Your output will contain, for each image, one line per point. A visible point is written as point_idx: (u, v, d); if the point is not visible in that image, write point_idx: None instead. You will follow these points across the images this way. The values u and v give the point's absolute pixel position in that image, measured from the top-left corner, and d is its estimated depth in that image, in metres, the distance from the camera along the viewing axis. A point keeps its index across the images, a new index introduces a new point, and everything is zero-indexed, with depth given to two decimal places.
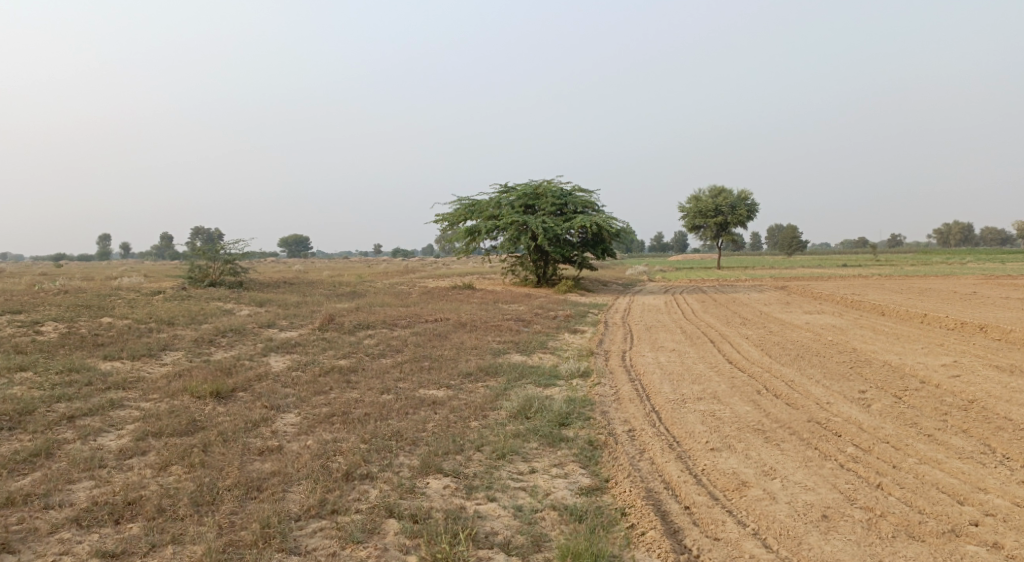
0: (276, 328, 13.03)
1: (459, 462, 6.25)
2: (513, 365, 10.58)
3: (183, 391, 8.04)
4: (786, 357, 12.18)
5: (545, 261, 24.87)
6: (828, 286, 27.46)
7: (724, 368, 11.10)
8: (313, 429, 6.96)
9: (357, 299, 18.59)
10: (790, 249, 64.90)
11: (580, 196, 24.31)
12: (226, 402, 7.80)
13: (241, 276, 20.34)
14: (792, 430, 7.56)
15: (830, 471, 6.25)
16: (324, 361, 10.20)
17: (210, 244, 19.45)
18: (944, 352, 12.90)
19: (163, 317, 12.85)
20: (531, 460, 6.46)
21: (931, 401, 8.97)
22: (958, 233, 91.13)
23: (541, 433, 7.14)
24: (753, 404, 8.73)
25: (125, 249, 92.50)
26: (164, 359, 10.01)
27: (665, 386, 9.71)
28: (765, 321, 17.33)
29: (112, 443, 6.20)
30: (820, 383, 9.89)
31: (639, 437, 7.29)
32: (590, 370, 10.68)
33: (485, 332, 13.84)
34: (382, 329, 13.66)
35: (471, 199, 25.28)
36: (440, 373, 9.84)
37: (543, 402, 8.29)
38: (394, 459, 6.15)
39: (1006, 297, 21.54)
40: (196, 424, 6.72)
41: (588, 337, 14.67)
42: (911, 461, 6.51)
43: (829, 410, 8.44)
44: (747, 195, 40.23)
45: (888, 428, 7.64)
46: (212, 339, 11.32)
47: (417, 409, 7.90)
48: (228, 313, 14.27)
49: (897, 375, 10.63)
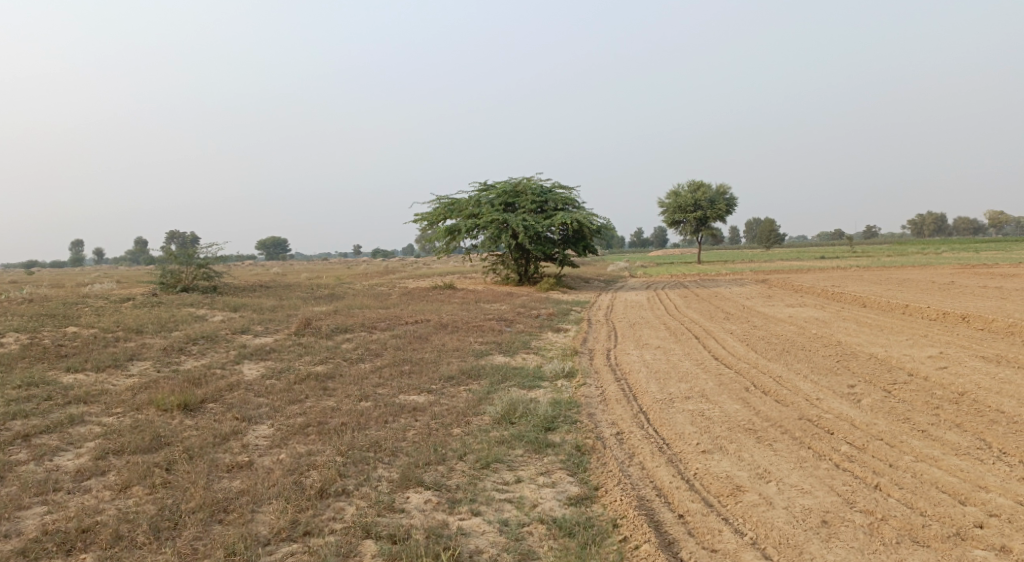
0: (251, 334, 12.62)
1: (440, 474, 5.94)
2: (496, 367, 10.29)
3: (149, 404, 7.64)
4: (773, 352, 12.01)
5: (526, 259, 24.59)
6: (808, 279, 27.48)
7: (710, 365, 10.90)
8: (287, 442, 6.61)
9: (335, 301, 18.17)
10: (767, 242, 65.29)
11: (560, 193, 24.07)
12: (195, 415, 7.42)
13: (215, 280, 19.82)
14: (784, 429, 7.34)
15: (826, 472, 6.04)
16: (300, 368, 9.84)
17: (182, 248, 18.92)
18: (929, 343, 12.81)
19: (131, 325, 12.38)
20: (516, 469, 6.18)
21: (921, 394, 8.82)
22: (931, 223, 92.36)
23: (526, 439, 6.85)
24: (742, 402, 8.52)
25: (99, 255, 90.66)
26: (132, 370, 9.57)
27: (652, 385, 9.47)
28: (748, 316, 17.20)
29: (69, 464, 5.82)
30: (809, 379, 9.71)
31: (628, 441, 7.03)
32: (575, 370, 10.41)
33: (467, 333, 13.53)
34: (361, 332, 13.30)
35: (450, 197, 24.92)
36: (421, 377, 9.52)
37: (528, 405, 8.00)
38: (371, 472, 5.83)
39: (983, 285, 21.65)
40: (160, 440, 6.35)
41: (571, 335, 14.43)
42: (908, 459, 6.32)
43: (820, 407, 8.25)
44: (726, 189, 40.28)
45: (882, 424, 7.46)
46: (183, 348, 10.89)
47: (397, 417, 7.57)
48: (201, 319, 13.80)
49: (884, 368, 10.50)
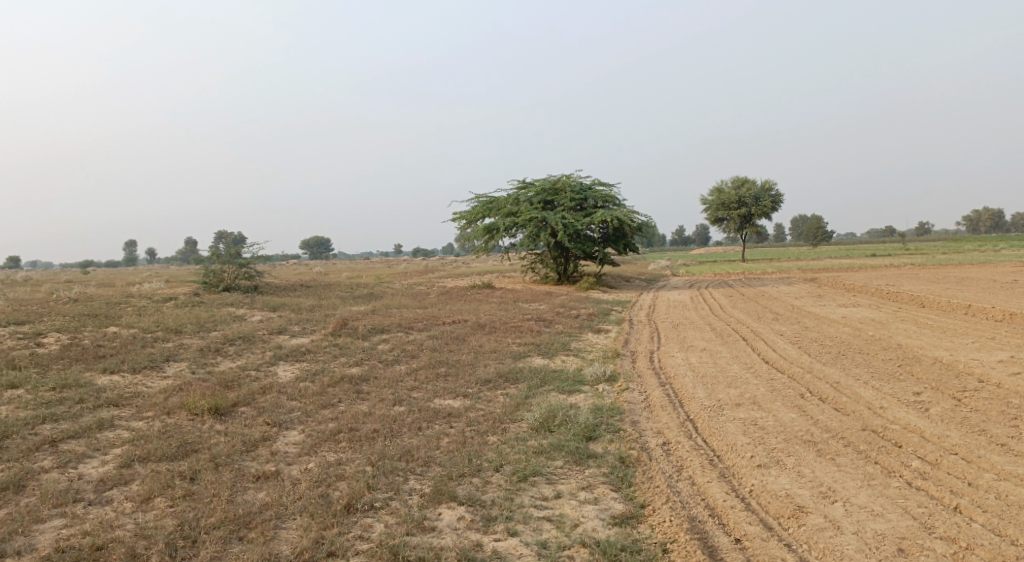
0: (287, 334, 12.47)
1: (475, 488, 5.60)
2: (534, 369, 9.89)
3: (180, 408, 7.46)
4: (827, 355, 11.36)
5: (566, 257, 24.13)
6: (858, 277, 26.36)
7: (761, 369, 10.32)
8: (316, 449, 6.34)
9: (373, 301, 18.00)
10: (815, 240, 63.28)
11: (600, 190, 23.55)
12: (226, 420, 7.21)
13: (256, 280, 19.86)
14: (847, 442, 6.79)
15: (897, 492, 5.49)
16: (334, 370, 9.59)
17: (225, 246, 18.99)
18: (997, 346, 11.97)
19: (170, 325, 12.34)
20: (556, 482, 5.78)
21: (996, 403, 8.12)
22: (988, 219, 88.66)
23: (567, 450, 6.44)
24: (798, 411, 7.96)
25: (151, 256, 93.35)
26: (167, 371, 9.46)
27: (699, 391, 8.95)
28: (798, 316, 16.46)
29: (93, 472, 5.66)
30: (870, 385, 9.07)
31: (676, 453, 6.57)
32: (617, 373, 9.95)
33: (505, 333, 13.18)
34: (398, 332, 13.05)
35: (489, 196, 24.61)
36: (457, 380, 9.18)
37: (568, 412, 7.58)
38: (402, 484, 5.53)
39: None
40: (187, 447, 6.16)
41: (612, 336, 13.95)
42: (989, 477, 5.72)
43: (884, 417, 7.65)
44: (771, 185, 39.12)
45: (955, 437, 6.84)
46: (219, 348, 10.76)
47: (431, 423, 7.25)
48: (239, 319, 13.74)
49: (952, 374, 9.77)
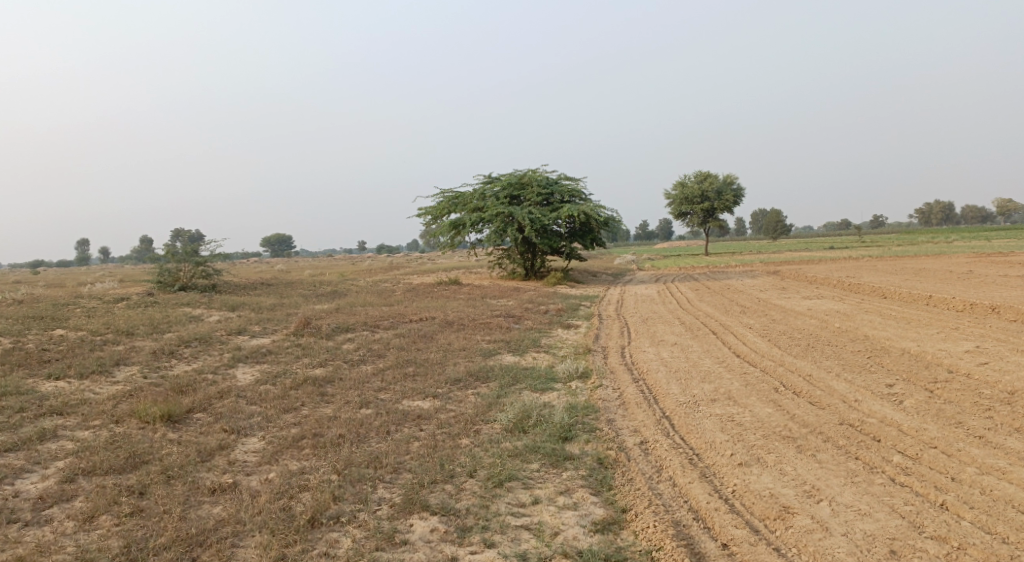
0: (247, 335, 11.97)
1: (449, 495, 5.33)
2: (505, 367, 9.61)
3: (130, 416, 6.99)
4: (797, 348, 11.32)
5: (533, 253, 23.89)
6: (820, 270, 26.67)
7: (733, 363, 10.21)
8: (277, 458, 5.97)
9: (337, 299, 17.52)
10: (775, 234, 64.22)
11: (566, 184, 23.37)
12: (180, 428, 6.78)
13: (214, 278, 19.18)
14: (826, 437, 6.66)
15: (882, 489, 5.37)
16: (297, 372, 9.17)
17: (181, 245, 18.29)
18: (962, 336, 12.08)
19: (122, 327, 11.74)
20: (533, 487, 5.53)
21: (968, 394, 8.11)
22: (939, 213, 91.01)
23: (542, 452, 6.18)
24: (775, 406, 7.82)
25: (105, 256, 90.44)
26: (117, 376, 8.93)
27: (674, 387, 8.78)
28: (765, 309, 16.49)
29: (31, 489, 5.24)
30: (842, 378, 9.00)
31: (654, 452, 6.37)
32: (590, 370, 9.72)
33: (474, 330, 12.88)
34: (363, 331, 12.64)
35: (454, 191, 24.23)
36: (426, 380, 8.85)
37: (542, 412, 7.32)
38: (370, 494, 5.21)
39: (1005, 275, 20.82)
40: (136, 458, 5.75)
41: (582, 332, 13.75)
42: (972, 472, 5.63)
43: (860, 410, 7.56)
44: (733, 180, 39.52)
45: (932, 430, 6.76)
46: (174, 351, 10.23)
47: (400, 426, 6.92)
48: (196, 320, 13.17)
49: (921, 365, 9.77)
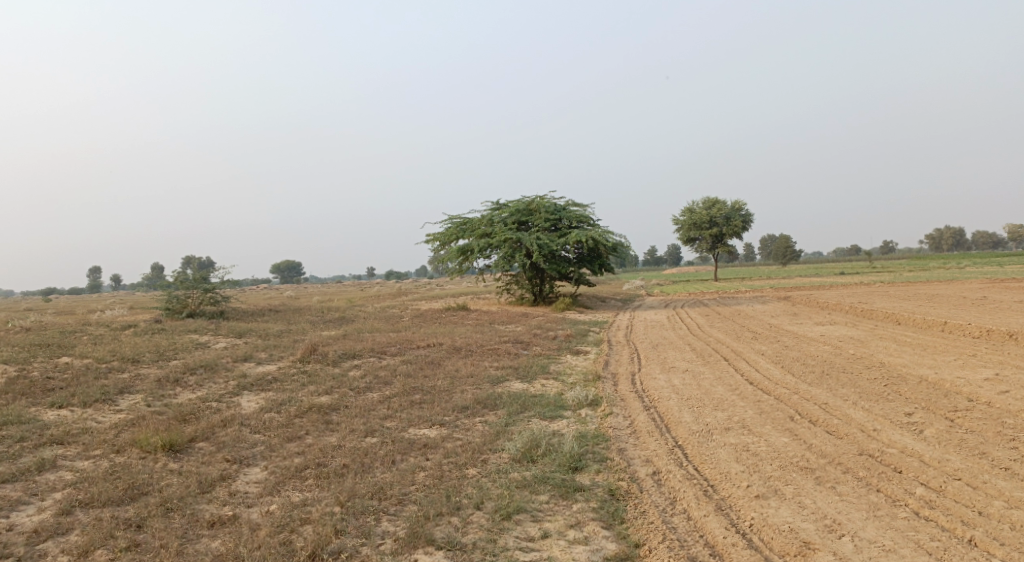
0: (253, 362, 11.84)
1: (455, 529, 5.17)
2: (514, 395, 9.44)
3: (131, 445, 6.86)
4: (811, 375, 11.09)
5: (542, 278, 23.78)
6: (832, 295, 26.39)
7: (746, 390, 9.99)
8: (279, 489, 5.81)
9: (345, 325, 17.41)
10: (785, 259, 63.86)
11: (575, 210, 23.31)
12: (181, 458, 6.64)
13: (222, 305, 19.12)
14: (845, 468, 6.44)
15: (906, 523, 5.17)
16: (303, 399, 9.03)
17: (189, 271, 18.29)
18: (980, 364, 11.81)
19: (128, 354, 11.65)
20: (542, 520, 5.36)
21: (990, 424, 7.86)
22: (950, 239, 90.49)
23: (552, 482, 6.00)
24: (790, 435, 7.61)
25: (117, 282, 90.95)
26: (121, 404, 8.81)
27: (686, 415, 8.58)
28: (777, 335, 16.25)
29: (27, 522, 5.14)
30: (859, 406, 8.77)
31: (668, 483, 6.17)
32: (600, 397, 9.53)
33: (482, 357, 12.72)
34: (370, 358, 12.50)
35: (462, 217, 24.21)
36: (433, 408, 8.69)
37: (551, 441, 7.13)
38: (373, 527, 5.12)
39: (1020, 301, 20.50)
40: (135, 490, 5.62)
41: (592, 358, 13.56)
42: (999, 505, 5.41)
43: (879, 440, 7.33)
44: (742, 206, 39.41)
45: (955, 461, 6.53)
46: (179, 378, 10.11)
47: (406, 455, 6.75)
48: (202, 347, 13.07)
49: (940, 393, 9.52)
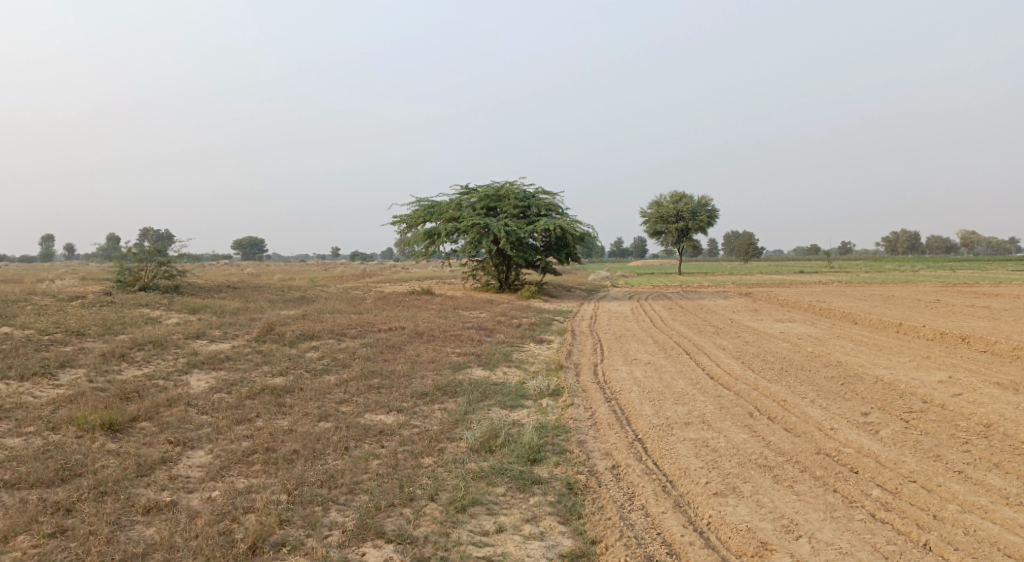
0: (206, 339, 11.43)
1: (408, 520, 5.00)
2: (474, 382, 9.26)
3: (67, 422, 6.51)
4: (771, 371, 11.15)
5: (508, 265, 23.60)
6: (792, 293, 26.76)
7: (708, 385, 9.98)
8: (224, 474, 5.56)
9: (304, 305, 17.00)
10: (747, 256, 64.73)
11: (544, 199, 23.15)
12: (121, 438, 6.32)
13: (177, 279, 18.52)
14: (803, 467, 6.43)
15: (863, 525, 5.16)
16: (255, 380, 8.71)
17: (144, 243, 17.63)
18: (934, 365, 12.01)
19: (73, 327, 11.13)
20: (498, 513, 5.20)
21: (944, 426, 7.95)
22: (905, 243, 93.16)
23: (510, 474, 5.84)
24: (750, 432, 7.58)
25: (70, 250, 88.03)
26: (61, 380, 8.39)
27: (647, 408, 8.50)
28: (738, 330, 16.37)
29: None
30: (818, 405, 8.80)
31: (627, 478, 6.06)
32: (561, 387, 9.41)
33: (444, 342, 12.51)
34: (329, 340, 12.18)
35: (430, 200, 23.85)
36: (391, 393, 8.46)
37: (511, 431, 6.98)
38: (321, 517, 4.93)
39: (972, 305, 21.03)
40: (67, 471, 5.33)
41: (554, 347, 13.46)
42: (954, 509, 5.43)
43: (837, 439, 7.34)
44: (708, 201, 39.77)
45: (912, 463, 6.55)
46: (125, 354, 9.68)
47: (360, 442, 6.53)
48: (153, 322, 12.58)
49: (896, 394, 9.63)
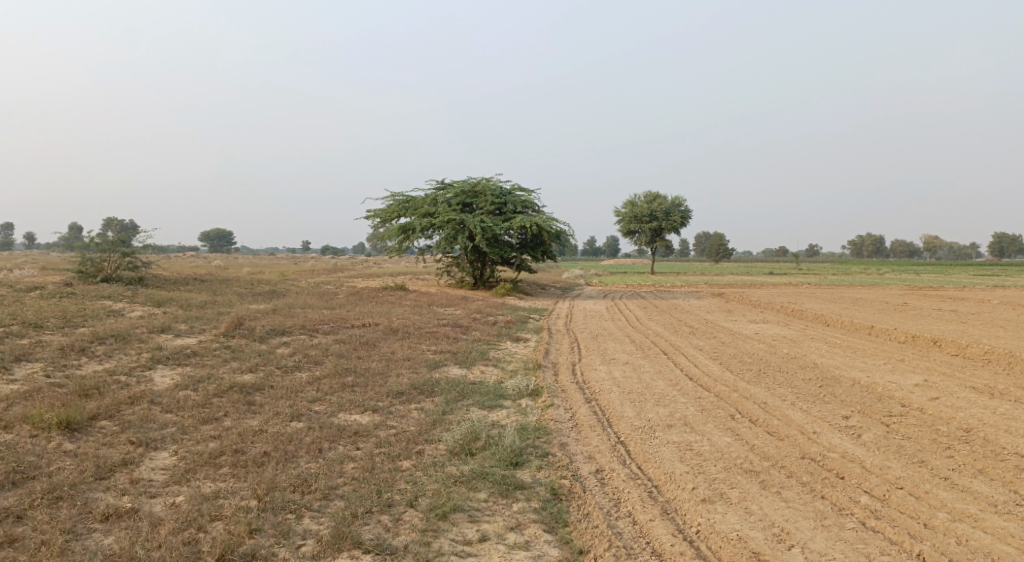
0: (171, 333, 11.00)
1: (387, 529, 4.74)
2: (452, 381, 9.01)
3: (21, 421, 6.11)
4: (750, 373, 11.09)
5: (483, 262, 23.34)
6: (764, 294, 26.93)
7: (688, 386, 9.86)
8: (189, 477, 5.24)
9: (275, 299, 16.55)
10: (718, 257, 65.35)
11: (520, 195, 22.93)
12: (79, 438, 5.95)
13: (142, 271, 17.92)
14: (789, 472, 6.30)
15: (854, 535, 5.04)
16: (223, 377, 8.34)
17: (108, 233, 17.01)
18: (908, 369, 12.08)
19: (30, 319, 10.61)
20: (481, 521, 4.98)
21: (925, 431, 7.91)
22: (870, 246, 94.98)
23: (492, 479, 5.61)
24: (734, 435, 7.44)
25: (30, 240, 85.58)
26: (15, 374, 7.95)
27: (628, 410, 8.33)
28: (714, 331, 16.35)
29: None
30: (799, 407, 8.72)
31: (611, 483, 5.87)
32: (540, 387, 9.20)
33: (419, 340, 12.23)
34: (300, 335, 11.82)
35: (405, 194, 23.47)
36: (366, 391, 8.17)
37: (491, 433, 6.74)
38: (294, 525, 4.67)
39: (940, 309, 21.32)
40: (19, 474, 4.97)
41: (531, 345, 13.27)
42: (944, 517, 5.35)
43: (820, 443, 7.25)
44: (681, 201, 39.95)
45: (897, 468, 6.47)
46: (86, 347, 9.23)
47: (335, 444, 6.24)
48: (116, 314, 12.08)
49: (874, 397, 9.61)
